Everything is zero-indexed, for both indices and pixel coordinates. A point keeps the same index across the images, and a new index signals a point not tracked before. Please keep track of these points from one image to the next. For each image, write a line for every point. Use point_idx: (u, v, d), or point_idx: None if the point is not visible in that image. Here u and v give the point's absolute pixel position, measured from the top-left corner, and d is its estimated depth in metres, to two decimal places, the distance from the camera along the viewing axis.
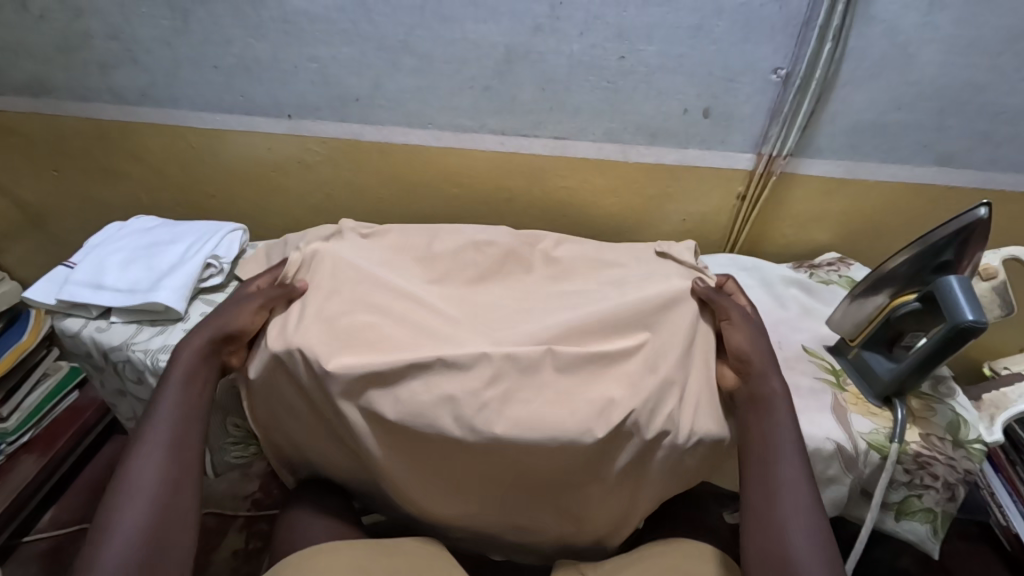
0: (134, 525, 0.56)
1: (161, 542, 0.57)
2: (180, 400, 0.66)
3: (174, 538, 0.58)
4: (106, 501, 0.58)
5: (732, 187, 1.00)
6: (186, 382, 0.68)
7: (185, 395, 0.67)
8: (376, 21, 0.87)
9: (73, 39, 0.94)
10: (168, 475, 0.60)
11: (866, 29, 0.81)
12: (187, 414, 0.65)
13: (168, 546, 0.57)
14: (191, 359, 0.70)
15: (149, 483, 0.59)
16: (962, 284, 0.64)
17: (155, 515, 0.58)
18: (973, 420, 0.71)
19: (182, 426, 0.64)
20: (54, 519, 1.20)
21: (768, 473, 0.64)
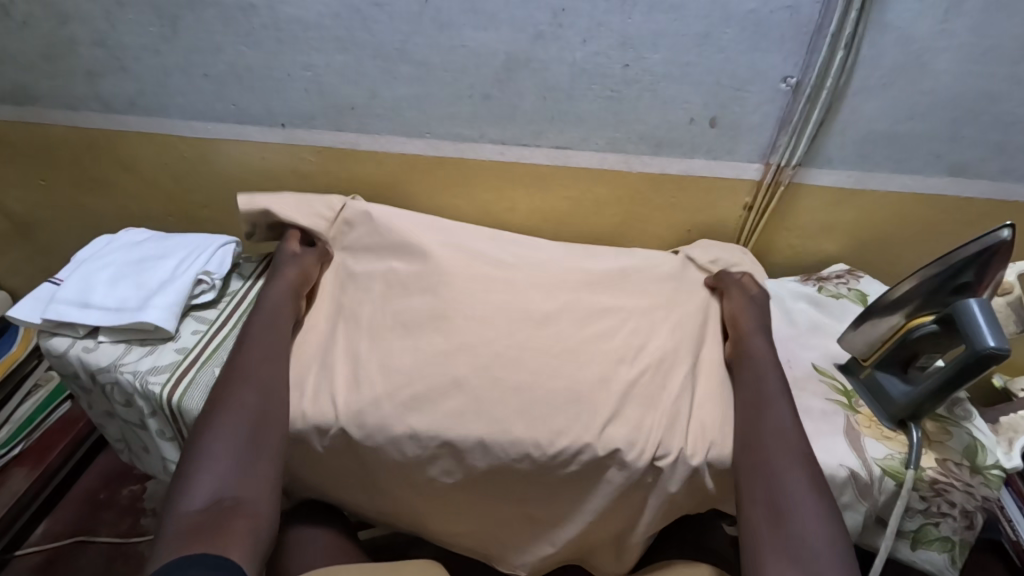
0: (239, 411, 0.65)
1: (259, 431, 0.65)
2: (269, 326, 0.75)
3: (270, 430, 0.65)
4: (214, 392, 0.67)
5: (738, 197, 0.97)
6: (274, 313, 0.77)
7: (275, 321, 0.76)
8: (371, 28, 0.84)
9: (58, 46, 0.91)
10: (260, 378, 0.69)
11: (879, 37, 0.78)
12: (274, 336, 0.74)
13: (265, 434, 0.65)
14: (280, 290, 0.80)
15: (248, 382, 0.68)
16: (984, 309, 0.62)
17: (253, 405, 0.66)
18: (991, 444, 0.69)
19: (274, 344, 0.74)
20: (47, 533, 1.18)
21: (758, 406, 0.69)
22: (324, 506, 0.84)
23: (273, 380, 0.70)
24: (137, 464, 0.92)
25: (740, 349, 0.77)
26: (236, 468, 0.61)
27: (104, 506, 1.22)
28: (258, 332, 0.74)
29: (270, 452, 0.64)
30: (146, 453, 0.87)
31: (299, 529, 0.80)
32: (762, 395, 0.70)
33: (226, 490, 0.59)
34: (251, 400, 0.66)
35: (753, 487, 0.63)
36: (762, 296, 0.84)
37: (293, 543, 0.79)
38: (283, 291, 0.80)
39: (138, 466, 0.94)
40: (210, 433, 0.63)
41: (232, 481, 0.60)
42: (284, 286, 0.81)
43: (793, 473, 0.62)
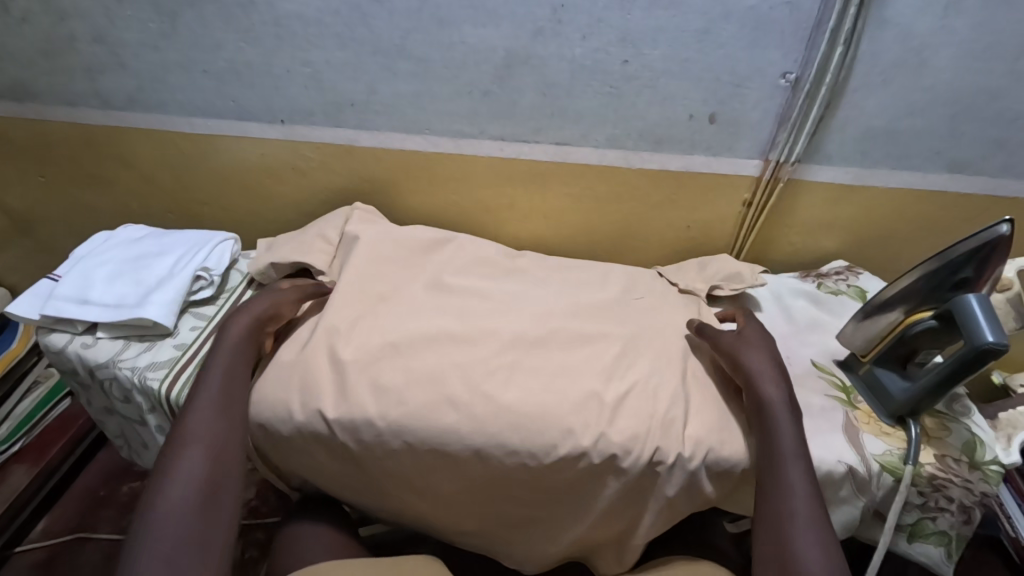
0: (185, 480, 0.62)
1: (208, 500, 0.62)
2: (226, 375, 0.71)
3: (219, 497, 0.63)
4: (163, 455, 0.64)
5: (738, 194, 0.97)
6: (231, 361, 0.73)
7: (233, 370, 0.72)
8: (371, 25, 0.84)
9: (56, 42, 0.91)
10: (211, 438, 0.66)
11: (878, 33, 0.78)
12: (229, 387, 0.71)
13: (213, 503, 0.62)
14: (240, 328, 0.75)
15: (197, 443, 0.65)
16: (983, 304, 0.62)
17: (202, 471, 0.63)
18: (990, 441, 0.69)
19: (228, 396, 0.70)
20: (46, 529, 1.18)
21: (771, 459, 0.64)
22: (324, 502, 0.84)
23: (226, 439, 0.67)
24: (137, 460, 0.92)
25: (754, 396, 0.69)
26: (182, 547, 0.58)
27: (104, 503, 1.22)
28: (214, 381, 0.71)
29: (220, 523, 0.62)
30: (145, 449, 0.87)
31: (302, 524, 0.81)
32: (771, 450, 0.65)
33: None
34: (200, 464, 0.64)
35: (763, 553, 0.61)
36: (760, 334, 0.77)
37: (294, 537, 0.79)
38: (245, 328, 0.76)
39: (137, 462, 0.93)
40: (154, 507, 0.60)
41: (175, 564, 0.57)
42: (247, 321, 0.76)
43: (803, 542, 0.59)
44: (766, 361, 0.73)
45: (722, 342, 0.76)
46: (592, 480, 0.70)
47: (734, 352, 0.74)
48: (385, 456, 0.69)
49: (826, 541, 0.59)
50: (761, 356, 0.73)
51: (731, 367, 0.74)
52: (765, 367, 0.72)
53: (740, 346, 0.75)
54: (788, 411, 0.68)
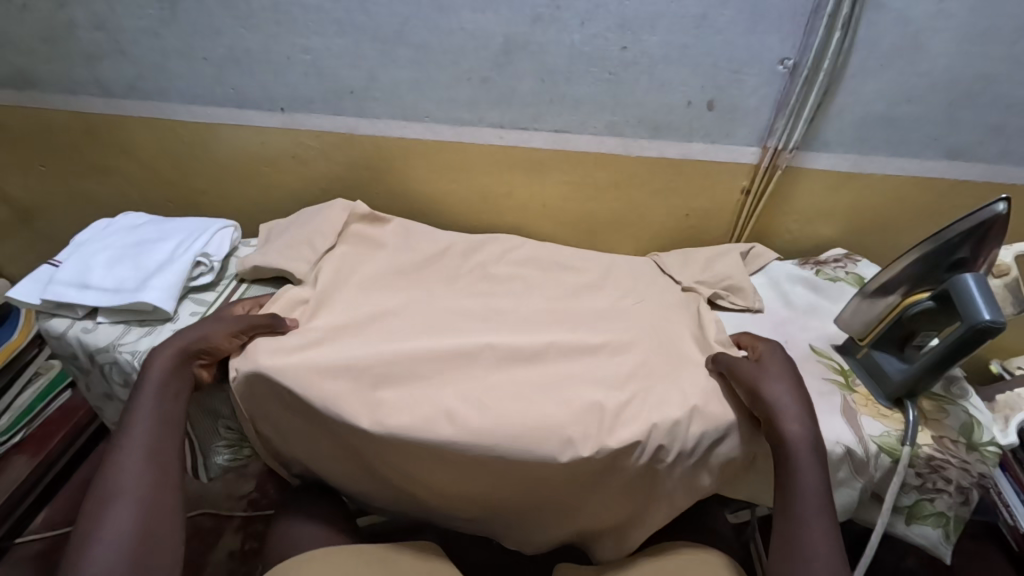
0: (114, 544, 0.56)
1: (144, 562, 0.56)
2: (152, 424, 0.65)
3: (157, 559, 0.57)
4: (85, 519, 0.57)
5: (737, 182, 0.97)
6: (159, 409, 0.66)
7: (160, 418, 0.66)
8: (370, 11, 0.84)
9: (56, 29, 0.91)
10: (142, 496, 0.60)
11: (876, 18, 0.78)
12: (156, 438, 0.65)
13: (149, 567, 0.56)
14: (159, 373, 0.69)
15: (126, 503, 0.58)
16: (979, 283, 0.62)
17: (133, 532, 0.57)
18: (988, 422, 0.69)
19: (158, 446, 0.64)
20: (47, 520, 1.19)
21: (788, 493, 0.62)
22: (324, 490, 0.84)
23: (157, 494, 0.61)
24: None
25: (773, 432, 0.65)
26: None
27: None
28: (140, 432, 0.64)
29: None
30: None
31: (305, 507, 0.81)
32: (790, 490, 0.62)
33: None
34: (132, 524, 0.57)
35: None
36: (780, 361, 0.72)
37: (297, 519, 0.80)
38: (166, 371, 0.69)
39: None
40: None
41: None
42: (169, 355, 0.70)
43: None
44: (789, 392, 0.67)
45: (739, 371, 0.70)
46: (592, 464, 0.70)
47: (754, 382, 0.69)
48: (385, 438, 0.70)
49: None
50: (781, 384, 0.69)
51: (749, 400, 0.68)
52: (790, 401, 0.66)
53: (760, 374, 0.69)
54: (811, 449, 0.64)
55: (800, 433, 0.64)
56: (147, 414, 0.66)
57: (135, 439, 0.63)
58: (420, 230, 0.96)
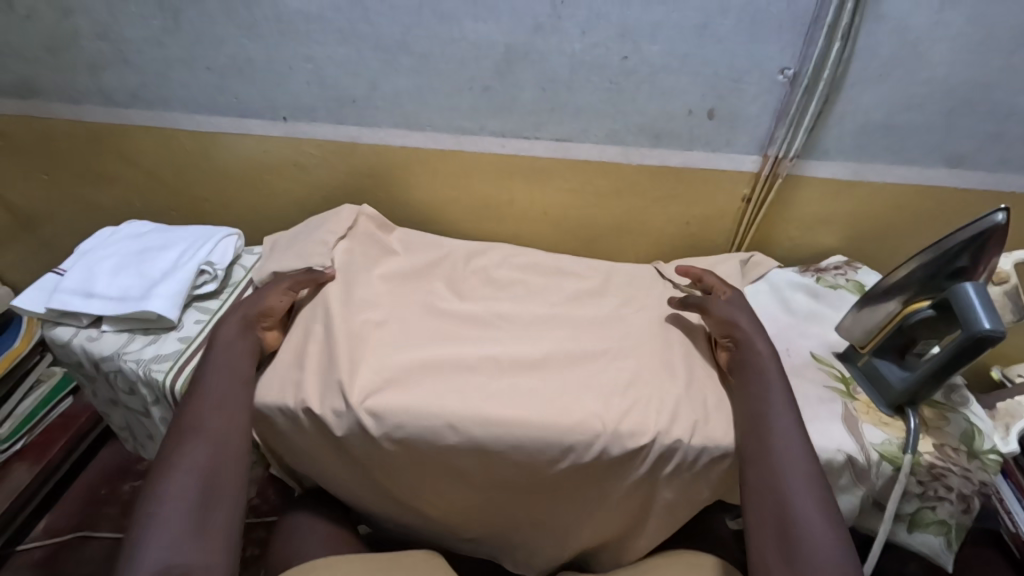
0: (186, 471, 0.61)
1: (209, 492, 0.61)
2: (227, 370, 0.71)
3: (221, 490, 0.62)
4: (164, 448, 0.63)
5: (737, 190, 0.98)
6: (232, 359, 0.72)
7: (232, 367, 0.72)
8: (373, 21, 0.85)
9: (61, 39, 0.92)
10: (213, 432, 0.65)
11: (875, 28, 0.79)
12: (229, 383, 0.70)
13: (214, 496, 0.61)
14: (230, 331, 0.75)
15: (199, 437, 0.64)
16: (979, 292, 0.62)
17: (203, 462, 0.62)
18: (988, 430, 0.69)
19: (233, 390, 0.70)
20: (49, 527, 1.18)
21: (763, 419, 0.66)
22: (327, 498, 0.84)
23: (228, 433, 0.66)
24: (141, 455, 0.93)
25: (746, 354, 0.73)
26: (186, 535, 0.57)
27: (106, 502, 1.22)
28: (215, 375, 0.70)
29: (222, 514, 0.60)
30: (149, 443, 0.87)
31: (307, 515, 0.81)
32: (760, 416, 0.67)
33: (177, 558, 0.55)
34: (203, 457, 0.63)
35: (762, 519, 0.61)
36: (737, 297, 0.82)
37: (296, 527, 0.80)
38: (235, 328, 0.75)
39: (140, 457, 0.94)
40: (154, 500, 0.58)
41: (184, 550, 0.56)
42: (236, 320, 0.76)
43: (802, 507, 0.59)
44: (757, 322, 0.77)
45: (714, 306, 0.80)
46: (596, 471, 0.70)
47: (728, 314, 0.78)
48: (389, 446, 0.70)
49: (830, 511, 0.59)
50: (750, 318, 0.77)
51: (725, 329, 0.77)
52: (758, 327, 0.76)
53: (733, 309, 0.79)
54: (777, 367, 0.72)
55: (767, 350, 0.72)
56: (220, 362, 0.71)
57: (211, 383, 0.69)
58: (420, 241, 0.97)
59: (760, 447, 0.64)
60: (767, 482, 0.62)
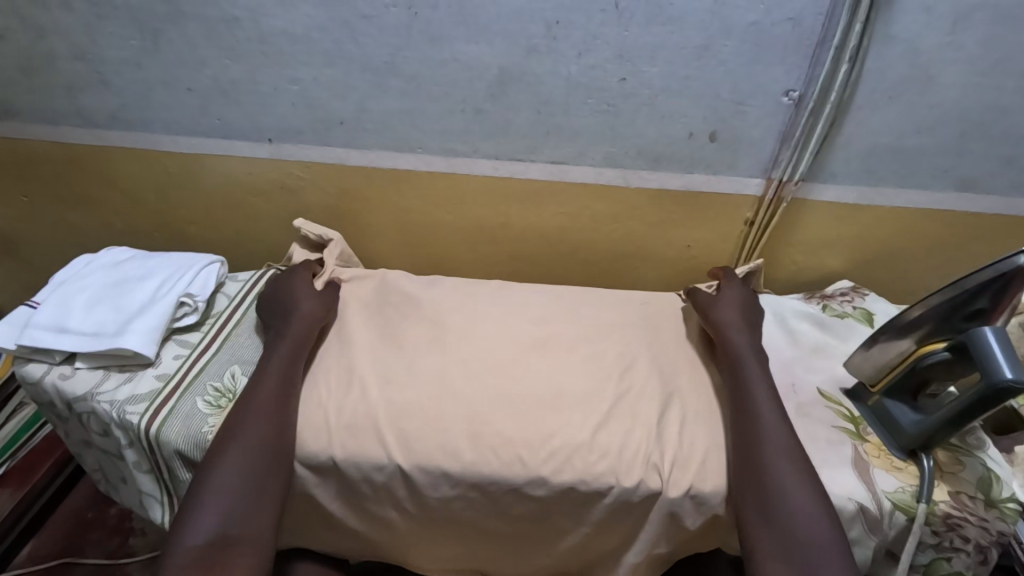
0: (249, 442, 0.63)
1: (267, 466, 0.62)
2: (290, 355, 0.73)
3: (279, 464, 0.63)
4: (229, 419, 0.65)
5: (739, 214, 0.94)
6: (294, 344, 0.74)
7: (291, 355, 0.73)
8: (359, 41, 0.81)
9: (35, 59, 0.88)
10: (274, 408, 0.66)
11: (884, 50, 0.76)
12: (290, 367, 0.72)
13: (271, 471, 0.62)
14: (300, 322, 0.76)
15: (261, 411, 0.65)
16: (1000, 339, 0.59)
17: (268, 435, 0.64)
18: (1006, 477, 0.66)
19: (291, 368, 0.72)
20: (32, 554, 1.13)
21: (744, 401, 0.69)
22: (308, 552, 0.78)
23: (291, 410, 0.68)
24: (115, 494, 0.88)
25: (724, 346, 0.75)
26: (240, 504, 0.59)
27: (91, 525, 1.18)
28: (279, 353, 0.73)
29: (274, 487, 0.62)
30: (124, 483, 0.83)
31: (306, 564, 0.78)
32: (746, 395, 0.69)
33: (227, 526, 0.58)
34: (267, 430, 0.64)
35: (745, 486, 0.62)
36: (738, 295, 0.82)
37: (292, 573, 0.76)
38: (305, 323, 0.77)
39: (116, 496, 0.90)
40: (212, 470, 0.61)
41: (235, 518, 0.58)
42: (308, 316, 0.77)
43: (787, 479, 0.61)
44: (739, 318, 0.79)
45: (698, 301, 0.82)
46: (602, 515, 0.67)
47: (709, 309, 0.80)
48: (379, 491, 0.68)
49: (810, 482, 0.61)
50: (732, 314, 0.79)
51: (707, 324, 0.79)
52: (737, 325, 0.77)
53: (714, 304, 0.80)
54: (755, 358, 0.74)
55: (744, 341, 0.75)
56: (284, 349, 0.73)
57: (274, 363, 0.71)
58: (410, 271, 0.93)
59: (744, 420, 0.67)
60: (750, 454, 0.64)
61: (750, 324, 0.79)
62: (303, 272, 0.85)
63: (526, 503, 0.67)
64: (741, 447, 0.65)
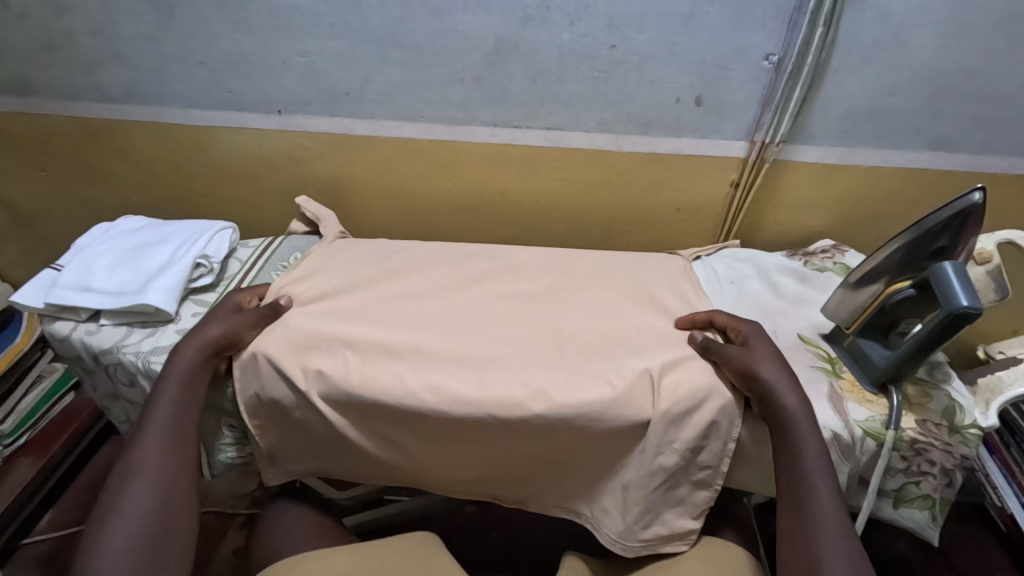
0: (132, 521, 0.60)
1: (157, 540, 0.60)
2: (180, 402, 0.70)
3: (171, 539, 0.62)
4: (106, 497, 0.62)
5: (725, 175, 0.99)
6: (185, 389, 0.71)
7: (181, 402, 0.70)
8: (365, 14, 0.85)
9: (54, 35, 0.92)
10: (162, 470, 0.65)
11: (856, 15, 0.80)
12: (177, 420, 0.69)
13: (162, 543, 0.61)
14: (187, 364, 0.72)
15: (142, 481, 0.63)
16: (958, 270, 0.64)
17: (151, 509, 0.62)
18: (969, 406, 0.71)
19: (177, 428, 0.68)
20: (55, 520, 1.19)
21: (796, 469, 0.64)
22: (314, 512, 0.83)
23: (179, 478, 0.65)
24: None
25: (771, 407, 0.67)
26: None
27: None
28: (162, 412, 0.69)
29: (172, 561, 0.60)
30: None
31: (281, 507, 0.84)
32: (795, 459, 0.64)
33: None
34: (150, 502, 0.62)
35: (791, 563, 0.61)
36: (772, 348, 0.72)
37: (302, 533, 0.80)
38: (193, 357, 0.72)
39: None
40: (96, 554, 0.58)
41: None
42: (195, 350, 0.73)
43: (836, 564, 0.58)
44: (783, 371, 0.69)
45: (733, 356, 0.71)
46: (602, 449, 0.72)
47: (748, 363, 0.70)
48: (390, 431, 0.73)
49: (858, 562, 0.58)
50: (774, 367, 0.69)
51: (743, 380, 0.69)
52: (784, 379, 0.68)
53: (751, 356, 0.70)
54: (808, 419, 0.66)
55: (795, 399, 0.67)
56: (173, 392, 0.70)
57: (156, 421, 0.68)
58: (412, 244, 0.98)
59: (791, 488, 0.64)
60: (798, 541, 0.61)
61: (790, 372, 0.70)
62: (235, 292, 0.82)
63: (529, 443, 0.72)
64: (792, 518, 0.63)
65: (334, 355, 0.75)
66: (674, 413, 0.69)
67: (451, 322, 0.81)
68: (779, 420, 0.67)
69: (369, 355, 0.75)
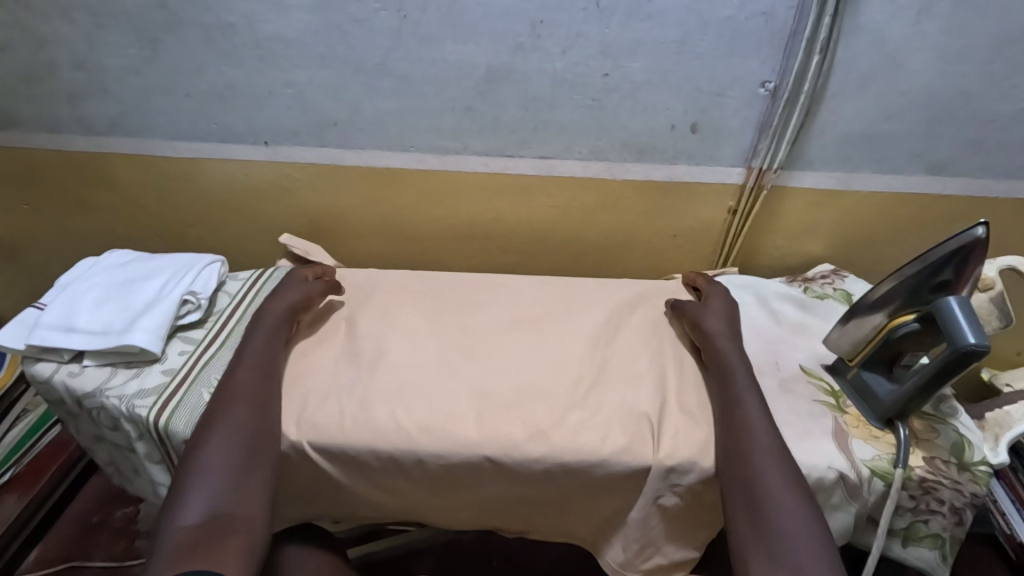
0: (232, 430, 0.65)
1: (258, 447, 0.65)
2: (269, 345, 0.76)
3: (265, 449, 0.65)
4: (210, 412, 0.67)
5: (723, 202, 0.97)
6: (274, 333, 0.78)
7: (271, 344, 0.77)
8: (352, 44, 0.84)
9: (35, 68, 0.91)
10: (257, 393, 0.69)
11: (854, 40, 0.80)
12: (266, 361, 0.74)
13: (262, 444, 0.65)
14: (274, 316, 0.80)
15: (243, 399, 0.68)
16: (964, 306, 0.62)
17: (250, 423, 0.66)
18: (977, 441, 0.69)
19: (269, 362, 0.74)
20: (39, 559, 1.15)
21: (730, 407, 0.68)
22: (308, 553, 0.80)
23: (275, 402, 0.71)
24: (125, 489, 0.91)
25: (712, 354, 0.75)
26: (230, 484, 0.61)
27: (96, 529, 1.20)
28: (256, 350, 0.75)
29: (262, 471, 0.64)
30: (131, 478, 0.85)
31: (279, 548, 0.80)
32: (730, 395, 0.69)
33: (220, 507, 0.59)
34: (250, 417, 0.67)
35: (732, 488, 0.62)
36: (724, 304, 0.82)
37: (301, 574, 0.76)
38: (280, 311, 0.80)
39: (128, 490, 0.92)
40: (200, 456, 0.63)
41: (224, 501, 0.60)
42: (281, 307, 0.81)
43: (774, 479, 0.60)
44: (726, 326, 0.78)
45: (688, 309, 0.82)
46: (601, 490, 0.69)
47: (697, 317, 0.80)
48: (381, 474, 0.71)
49: (795, 480, 0.61)
50: (719, 323, 0.79)
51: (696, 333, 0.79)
52: (724, 332, 0.77)
53: (702, 311, 0.80)
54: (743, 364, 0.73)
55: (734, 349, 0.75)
56: (263, 333, 0.77)
57: (253, 352, 0.74)
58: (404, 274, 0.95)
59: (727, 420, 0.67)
60: (735, 455, 0.64)
61: (733, 326, 0.79)
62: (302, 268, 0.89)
63: (527, 485, 0.70)
64: (727, 437, 0.66)
65: (330, 400, 0.73)
66: (675, 455, 0.67)
67: (446, 357, 0.79)
68: (718, 364, 0.74)
69: (364, 397, 0.73)
